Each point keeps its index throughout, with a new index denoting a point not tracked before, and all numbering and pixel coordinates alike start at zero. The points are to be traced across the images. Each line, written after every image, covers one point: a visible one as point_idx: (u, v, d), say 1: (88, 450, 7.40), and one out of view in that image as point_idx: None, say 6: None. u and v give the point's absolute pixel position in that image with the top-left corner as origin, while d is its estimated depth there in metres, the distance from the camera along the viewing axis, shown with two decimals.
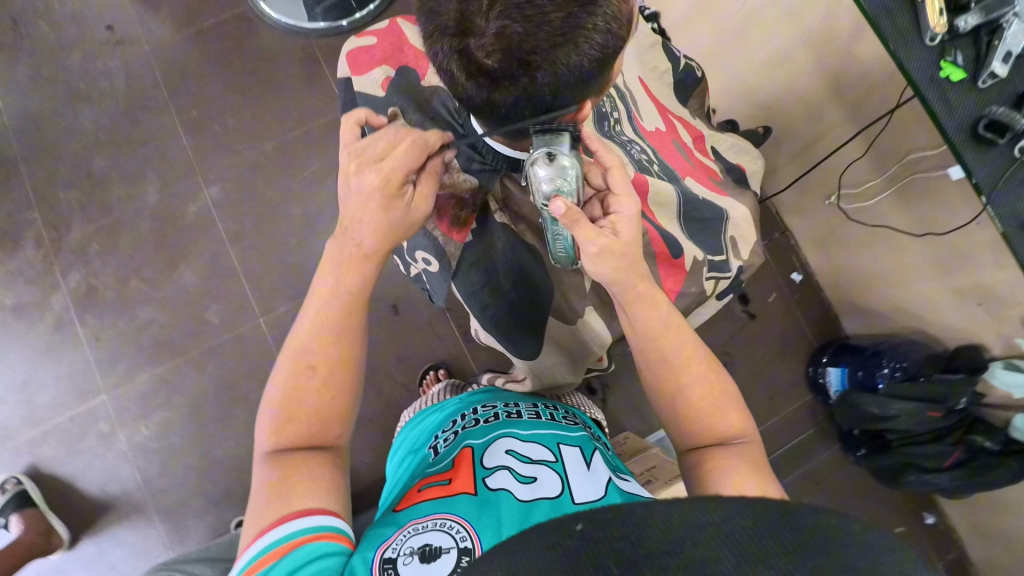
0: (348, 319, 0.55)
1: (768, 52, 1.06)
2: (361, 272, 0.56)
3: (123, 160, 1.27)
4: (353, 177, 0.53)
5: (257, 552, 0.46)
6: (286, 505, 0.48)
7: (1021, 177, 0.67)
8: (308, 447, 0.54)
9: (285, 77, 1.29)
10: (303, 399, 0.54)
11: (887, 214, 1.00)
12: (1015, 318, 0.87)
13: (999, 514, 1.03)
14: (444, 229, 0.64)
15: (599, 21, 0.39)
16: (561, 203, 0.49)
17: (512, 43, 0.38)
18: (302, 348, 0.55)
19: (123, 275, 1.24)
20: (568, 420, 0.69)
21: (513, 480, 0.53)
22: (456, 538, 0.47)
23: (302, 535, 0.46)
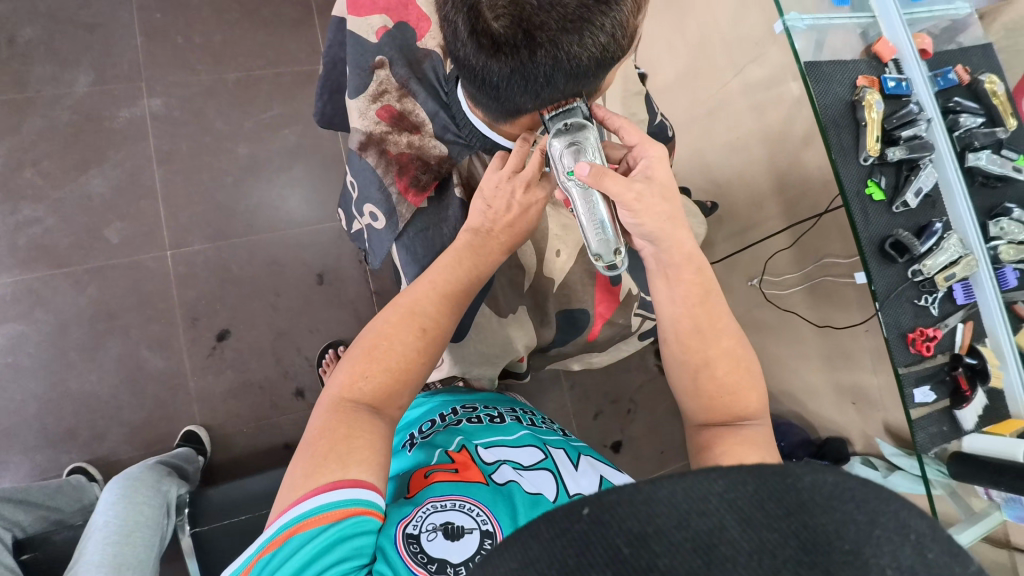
0: (461, 298, 0.58)
1: (730, 135, 1.14)
2: (489, 260, 0.60)
3: (58, 40, 1.13)
4: (519, 194, 0.58)
5: (309, 512, 0.43)
6: (344, 467, 0.45)
7: (906, 295, 0.77)
8: (379, 409, 0.51)
9: (270, 13, 1.23)
10: (398, 355, 0.53)
11: (799, 307, 1.10)
12: (878, 419, 1.00)
13: None
14: (402, 186, 0.61)
15: (606, 23, 0.42)
16: (585, 164, 0.50)
17: (523, 14, 0.40)
18: (413, 313, 0.55)
19: (16, 162, 1.08)
20: (546, 425, 0.71)
21: (519, 474, 0.55)
22: (477, 520, 0.49)
23: (356, 505, 0.44)
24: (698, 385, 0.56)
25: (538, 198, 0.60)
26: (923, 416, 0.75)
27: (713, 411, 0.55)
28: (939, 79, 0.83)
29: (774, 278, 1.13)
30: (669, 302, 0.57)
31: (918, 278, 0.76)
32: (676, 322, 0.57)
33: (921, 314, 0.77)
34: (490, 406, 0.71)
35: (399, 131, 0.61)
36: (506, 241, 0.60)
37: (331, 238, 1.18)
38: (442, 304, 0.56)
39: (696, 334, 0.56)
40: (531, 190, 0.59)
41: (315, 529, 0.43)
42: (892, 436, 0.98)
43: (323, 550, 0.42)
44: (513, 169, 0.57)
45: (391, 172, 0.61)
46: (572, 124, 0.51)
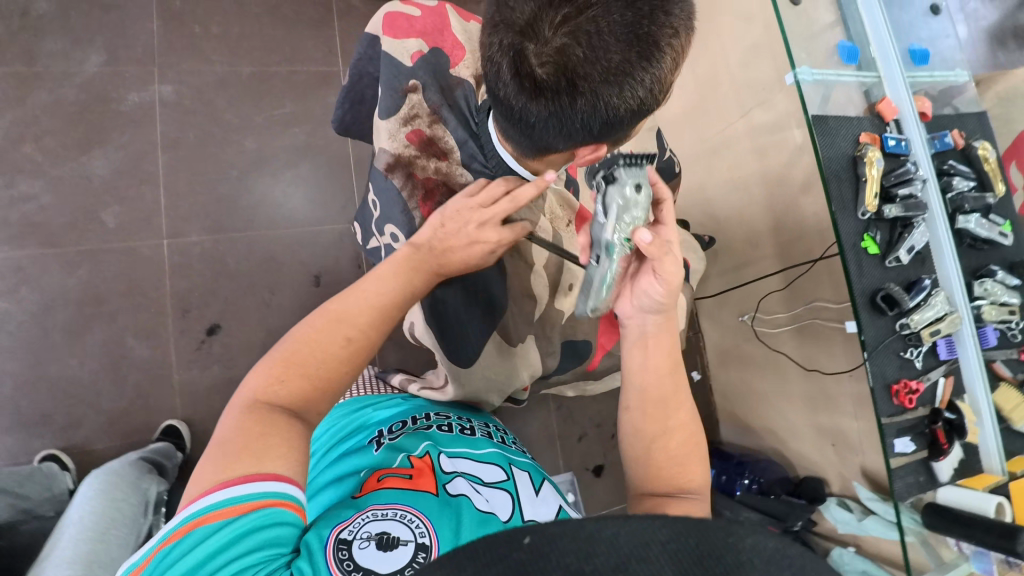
0: (396, 310, 0.57)
1: (731, 175, 1.19)
2: (424, 280, 0.58)
3: (72, 16, 1.12)
4: (472, 226, 0.58)
5: (217, 503, 0.41)
6: (257, 464, 0.44)
7: (893, 347, 0.79)
8: (297, 415, 0.50)
9: (290, 11, 1.23)
10: (319, 361, 0.52)
11: (787, 345, 1.13)
12: (855, 463, 1.03)
13: None
14: (426, 212, 0.63)
15: (645, 78, 0.44)
16: (648, 233, 0.55)
17: (568, 63, 0.41)
18: (339, 320, 0.54)
19: (16, 136, 1.06)
20: (516, 445, 0.70)
21: (472, 489, 0.54)
22: (414, 533, 0.47)
23: (270, 497, 0.43)
24: (648, 453, 0.57)
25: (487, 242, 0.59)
26: (902, 465, 0.77)
27: (655, 481, 0.55)
28: (935, 142, 0.87)
29: (766, 316, 1.17)
30: (643, 368, 0.60)
31: (905, 331, 0.79)
32: (643, 387, 0.58)
33: (906, 366, 0.80)
34: (464, 416, 0.70)
35: (428, 158, 0.63)
36: (445, 265, 0.58)
37: (332, 240, 1.18)
38: (376, 314, 0.55)
39: (661, 401, 0.58)
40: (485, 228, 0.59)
41: (220, 521, 0.41)
42: (870, 481, 1.01)
43: (228, 542, 0.41)
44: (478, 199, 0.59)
45: (416, 197, 0.62)
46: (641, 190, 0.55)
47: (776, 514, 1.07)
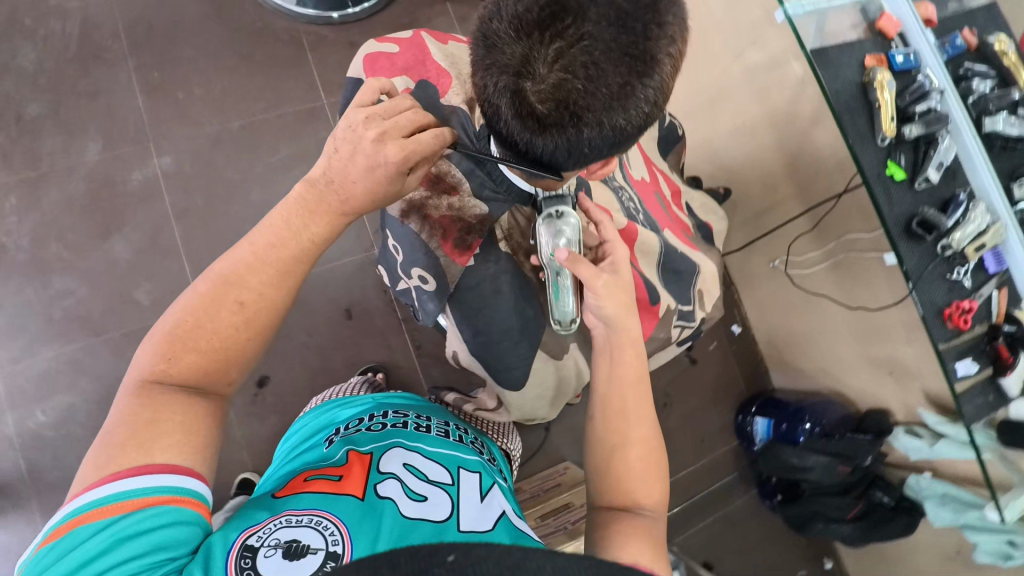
0: (296, 267, 0.55)
1: (735, 122, 1.15)
2: (330, 225, 0.56)
3: (64, 110, 1.15)
4: (368, 141, 0.53)
5: (108, 497, 0.42)
6: (146, 454, 0.45)
7: (938, 272, 0.77)
8: (199, 390, 0.51)
9: (264, 56, 1.25)
10: (210, 335, 0.51)
11: (824, 284, 1.11)
12: (917, 389, 1.01)
13: (883, 561, 1.17)
14: (447, 250, 0.62)
15: (648, 93, 0.43)
16: (564, 251, 0.58)
17: (569, 97, 0.41)
18: (231, 284, 0.52)
19: (41, 238, 1.10)
20: (474, 445, 0.69)
21: (404, 494, 0.51)
22: (327, 540, 0.45)
23: (160, 494, 0.43)
24: (610, 462, 0.57)
25: (389, 157, 0.53)
26: (969, 389, 0.76)
27: (618, 490, 0.56)
28: (948, 47, 0.81)
29: (798, 259, 1.15)
30: (609, 377, 0.60)
31: (948, 253, 0.75)
32: (606, 396, 0.59)
33: (955, 289, 0.77)
34: (422, 415, 0.70)
35: (438, 195, 0.62)
36: (350, 199, 0.55)
37: (354, 271, 1.20)
38: (269, 274, 0.53)
39: (622, 412, 0.58)
40: (384, 142, 0.53)
41: (107, 517, 0.42)
42: (934, 405, 0.98)
43: (106, 545, 0.41)
44: (381, 117, 0.55)
45: (436, 237, 0.62)
46: (562, 215, 0.59)
47: (844, 453, 1.07)
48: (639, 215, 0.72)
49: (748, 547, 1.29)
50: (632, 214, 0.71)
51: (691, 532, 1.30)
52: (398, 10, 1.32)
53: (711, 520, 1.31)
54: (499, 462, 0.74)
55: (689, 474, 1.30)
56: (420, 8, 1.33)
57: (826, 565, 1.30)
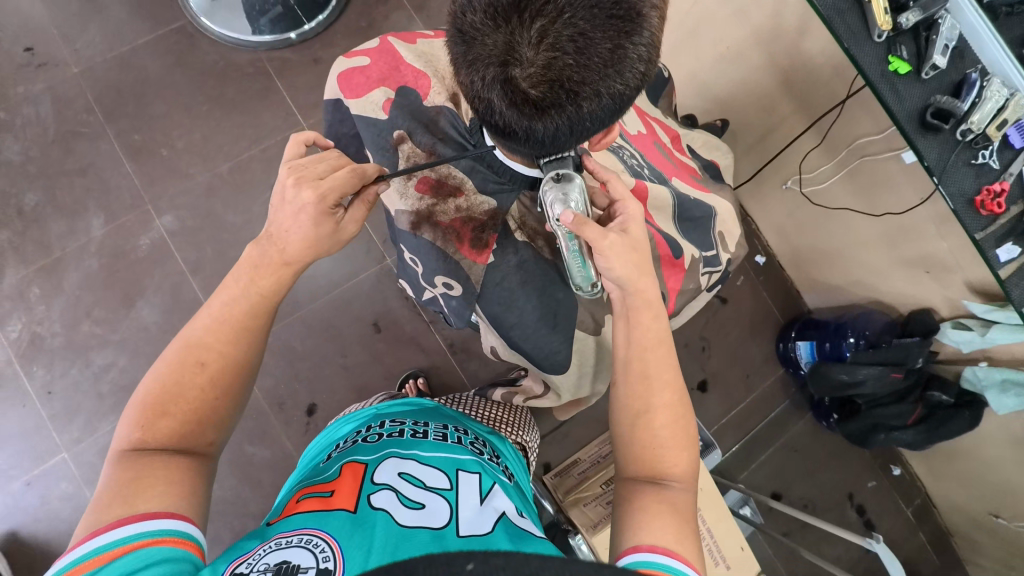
0: (254, 321, 0.55)
1: (719, 49, 1.11)
2: (276, 277, 0.56)
3: (60, 194, 1.16)
4: (288, 189, 0.55)
5: (84, 555, 0.40)
6: (129, 507, 0.43)
7: (965, 159, 0.74)
8: (179, 450, 0.50)
9: (235, 94, 1.24)
10: (180, 398, 0.51)
11: (842, 195, 1.08)
12: (957, 282, 0.97)
13: (952, 456, 1.17)
14: (466, 252, 0.62)
15: (640, 52, 0.42)
16: (570, 213, 0.54)
17: (562, 74, 0.40)
18: (192, 346, 0.52)
19: (72, 320, 1.13)
20: (475, 445, 0.70)
21: (397, 502, 0.51)
22: (318, 557, 0.44)
23: (144, 537, 0.42)
24: (635, 432, 0.55)
25: (307, 199, 0.55)
26: (1015, 272, 0.73)
27: (642, 463, 0.54)
28: None
29: (811, 175, 1.12)
30: (626, 342, 0.58)
31: (968, 137, 0.72)
32: (625, 363, 0.57)
33: (983, 174, 0.74)
34: (419, 422, 0.71)
35: (445, 200, 0.62)
36: (287, 249, 0.56)
37: (372, 285, 1.21)
38: (226, 331, 0.53)
39: (644, 379, 0.56)
40: (301, 186, 0.55)
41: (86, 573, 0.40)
42: (979, 294, 0.94)
43: None
44: (303, 164, 0.57)
45: (452, 242, 0.62)
46: (564, 176, 0.54)
47: (893, 359, 1.05)
48: (645, 170, 0.71)
49: (814, 469, 1.31)
50: (638, 171, 0.69)
51: (755, 466, 1.30)
52: (353, 15, 1.29)
53: (773, 450, 1.31)
54: (506, 460, 0.73)
55: (741, 411, 1.31)
56: (374, 8, 1.30)
57: (894, 472, 1.32)
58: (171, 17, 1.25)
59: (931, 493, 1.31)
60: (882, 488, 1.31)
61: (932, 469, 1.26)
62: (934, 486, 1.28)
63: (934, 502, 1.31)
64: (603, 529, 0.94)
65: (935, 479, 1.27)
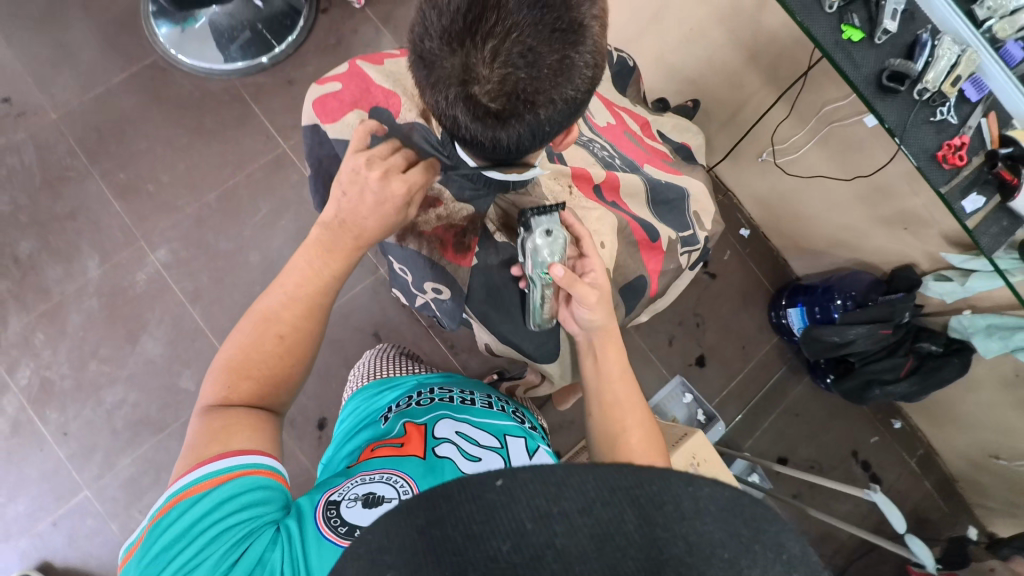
0: (325, 298, 0.58)
1: (683, 31, 1.14)
2: (346, 259, 0.58)
3: (52, 238, 1.18)
4: (373, 181, 0.55)
5: (202, 476, 0.46)
6: (225, 445, 0.49)
7: (923, 117, 0.77)
8: (257, 405, 0.54)
9: (213, 123, 1.26)
10: (260, 364, 0.55)
11: (816, 161, 1.11)
12: (934, 235, 0.99)
13: (949, 403, 1.20)
14: (450, 258, 0.65)
15: (584, 60, 0.45)
16: (561, 268, 0.57)
17: (515, 87, 0.43)
18: (269, 319, 0.56)
19: (79, 361, 1.15)
20: (516, 413, 0.75)
21: (459, 453, 0.59)
22: (398, 490, 0.53)
23: (244, 467, 0.48)
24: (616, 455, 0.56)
25: (396, 193, 0.56)
26: (982, 221, 0.76)
27: None
28: None
29: (784, 144, 1.14)
30: (599, 377, 0.61)
31: (925, 96, 0.75)
32: (601, 394, 0.60)
33: (943, 129, 0.77)
34: (466, 390, 0.76)
35: (425, 211, 0.64)
36: (363, 234, 0.58)
37: (369, 296, 1.23)
38: (301, 308, 0.57)
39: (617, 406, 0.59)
40: (389, 180, 0.56)
41: (200, 492, 0.46)
42: (956, 245, 0.97)
43: (210, 509, 0.45)
44: (380, 156, 0.57)
45: (437, 249, 0.65)
46: (552, 232, 0.58)
47: (880, 316, 1.08)
48: (616, 160, 0.73)
49: (817, 430, 1.34)
50: (608, 162, 0.72)
51: (760, 434, 1.33)
52: (321, 33, 1.31)
53: (775, 416, 1.34)
54: (539, 429, 0.78)
55: (741, 381, 1.34)
56: (341, 23, 1.32)
57: (895, 425, 1.35)
58: (143, 53, 1.27)
59: (933, 442, 1.34)
60: (885, 443, 1.34)
61: (932, 419, 1.29)
62: (935, 434, 1.31)
63: (937, 450, 1.34)
64: None
65: (936, 428, 1.30)
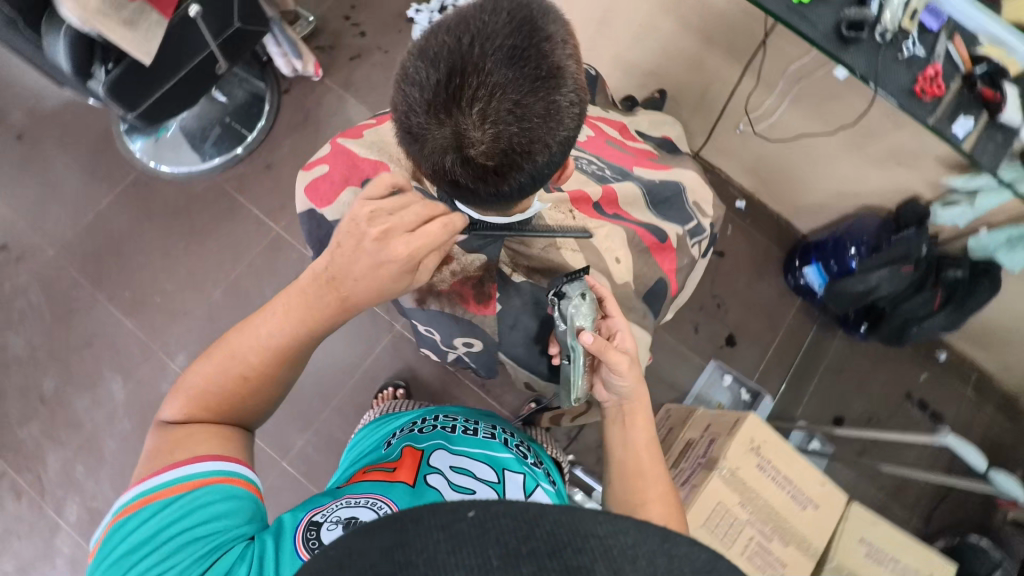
0: (303, 344, 0.55)
1: (633, 26, 1.16)
2: (334, 320, 0.55)
3: (74, 370, 1.20)
4: (369, 242, 0.52)
5: (176, 478, 0.46)
6: (189, 452, 0.48)
7: (892, 56, 0.76)
8: (222, 420, 0.53)
9: (205, 221, 1.28)
10: (226, 395, 0.52)
11: (794, 121, 1.11)
12: (932, 164, 0.98)
13: (989, 324, 1.18)
14: (474, 309, 0.65)
15: (571, 98, 0.45)
16: (589, 334, 0.56)
17: (509, 143, 0.44)
18: (238, 357, 0.53)
19: (122, 485, 1.15)
20: (521, 447, 0.72)
21: (449, 486, 0.56)
22: (379, 511, 0.49)
23: (216, 475, 0.47)
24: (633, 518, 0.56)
25: (398, 255, 0.52)
26: (976, 143, 0.76)
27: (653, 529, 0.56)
28: None
29: (759, 111, 1.15)
30: (623, 445, 0.60)
31: (888, 36, 0.75)
32: (622, 463, 0.59)
33: (914, 63, 0.76)
34: (470, 419, 0.74)
35: (439, 270, 0.64)
36: (352, 295, 0.54)
37: (391, 353, 1.23)
38: (272, 352, 0.54)
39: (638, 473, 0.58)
40: (389, 240, 0.53)
41: (168, 497, 0.45)
42: (956, 170, 0.95)
43: (179, 515, 0.44)
44: (387, 212, 0.54)
45: (459, 304, 0.66)
46: (582, 299, 0.58)
47: (897, 257, 1.08)
48: (606, 171, 0.74)
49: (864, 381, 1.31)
50: (601, 175, 0.72)
51: (808, 399, 1.30)
52: (288, 113, 1.35)
53: (819, 376, 1.31)
54: (550, 467, 0.75)
55: (776, 351, 1.32)
56: (305, 98, 1.36)
57: (942, 358, 1.32)
58: (124, 172, 1.30)
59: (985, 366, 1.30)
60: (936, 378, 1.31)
61: (977, 343, 1.26)
62: (984, 358, 1.28)
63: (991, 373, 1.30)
64: (689, 508, 0.84)
65: (983, 351, 1.27)
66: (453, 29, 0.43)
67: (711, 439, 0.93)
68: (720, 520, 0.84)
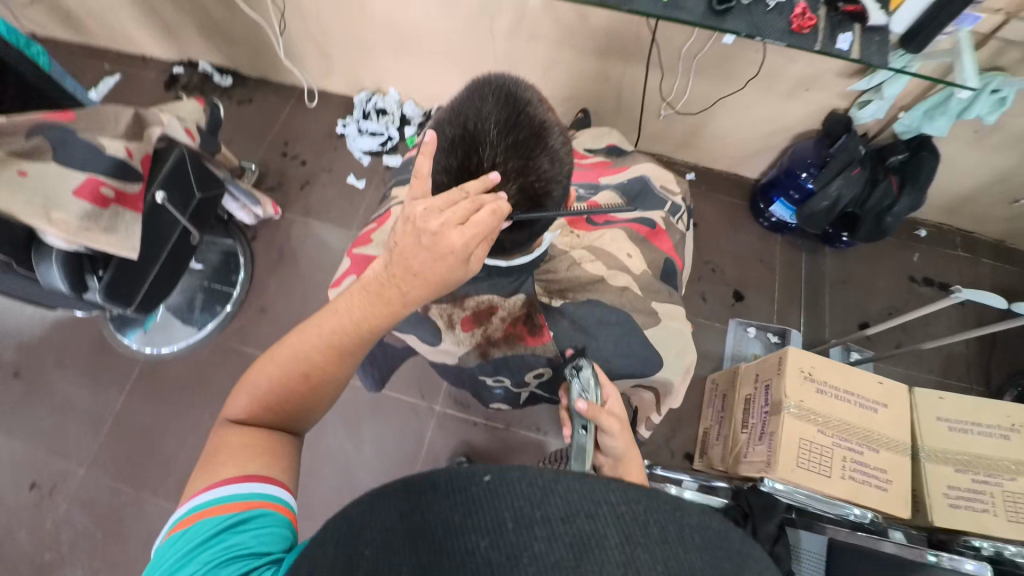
0: (354, 347, 0.51)
1: (538, 67, 1.29)
2: (380, 316, 0.49)
3: None
4: (426, 234, 0.48)
5: (221, 498, 0.43)
6: (240, 467, 0.45)
7: (762, 10, 0.88)
8: (280, 428, 0.51)
9: (221, 384, 1.30)
10: (291, 401, 0.50)
11: (705, 90, 1.23)
12: (834, 79, 1.10)
13: (945, 188, 1.28)
14: (528, 341, 0.72)
15: (563, 147, 0.61)
16: (585, 402, 0.56)
17: (532, 189, 0.57)
18: (298, 356, 0.50)
19: None
20: None
21: None
22: None
23: (258, 498, 0.43)
24: None
25: (449, 246, 0.47)
26: (861, 50, 0.86)
27: None
28: None
29: (673, 94, 1.27)
30: None
31: None
32: None
33: (783, 9, 0.87)
34: None
35: (489, 321, 0.72)
36: (410, 292, 0.49)
37: (443, 433, 1.25)
38: (327, 352, 0.49)
39: None
40: (443, 232, 0.47)
41: (213, 516, 0.42)
42: (855, 76, 1.07)
43: (217, 533, 0.41)
44: (437, 206, 0.49)
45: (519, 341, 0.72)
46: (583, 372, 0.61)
47: (845, 163, 1.16)
48: (581, 190, 0.82)
49: (868, 281, 1.39)
50: (580, 195, 0.80)
51: (830, 321, 1.36)
52: (264, 255, 1.42)
53: (829, 294, 1.38)
54: None
55: (782, 287, 1.39)
56: (275, 236, 1.44)
57: (922, 234, 1.42)
58: (128, 369, 1.32)
59: (961, 226, 1.40)
60: (927, 253, 1.40)
61: (944, 209, 1.36)
62: (956, 219, 1.38)
63: (969, 229, 1.40)
64: (779, 457, 0.86)
65: (952, 213, 1.37)
66: (457, 122, 0.58)
67: (766, 383, 0.98)
68: (812, 454, 0.87)
